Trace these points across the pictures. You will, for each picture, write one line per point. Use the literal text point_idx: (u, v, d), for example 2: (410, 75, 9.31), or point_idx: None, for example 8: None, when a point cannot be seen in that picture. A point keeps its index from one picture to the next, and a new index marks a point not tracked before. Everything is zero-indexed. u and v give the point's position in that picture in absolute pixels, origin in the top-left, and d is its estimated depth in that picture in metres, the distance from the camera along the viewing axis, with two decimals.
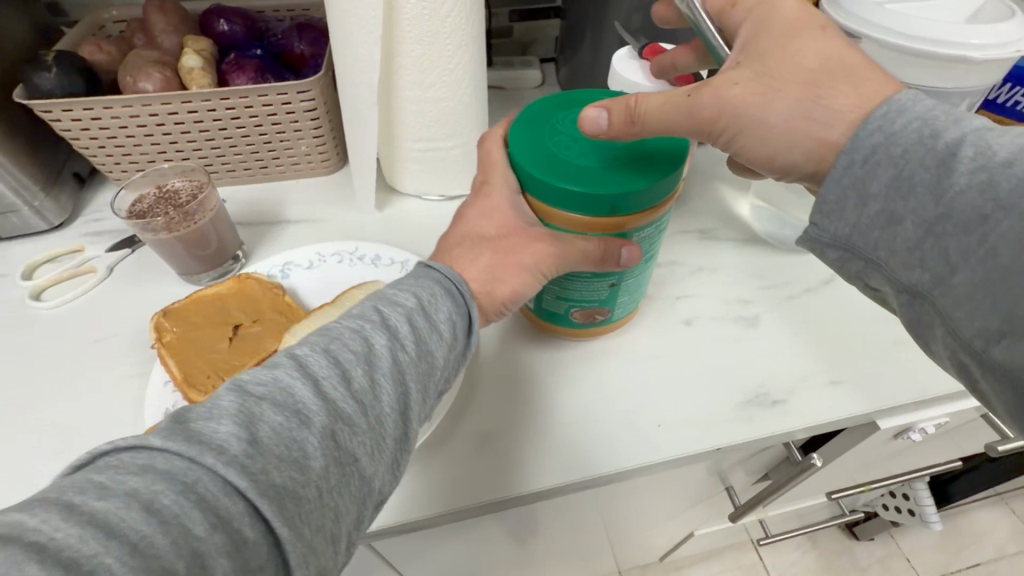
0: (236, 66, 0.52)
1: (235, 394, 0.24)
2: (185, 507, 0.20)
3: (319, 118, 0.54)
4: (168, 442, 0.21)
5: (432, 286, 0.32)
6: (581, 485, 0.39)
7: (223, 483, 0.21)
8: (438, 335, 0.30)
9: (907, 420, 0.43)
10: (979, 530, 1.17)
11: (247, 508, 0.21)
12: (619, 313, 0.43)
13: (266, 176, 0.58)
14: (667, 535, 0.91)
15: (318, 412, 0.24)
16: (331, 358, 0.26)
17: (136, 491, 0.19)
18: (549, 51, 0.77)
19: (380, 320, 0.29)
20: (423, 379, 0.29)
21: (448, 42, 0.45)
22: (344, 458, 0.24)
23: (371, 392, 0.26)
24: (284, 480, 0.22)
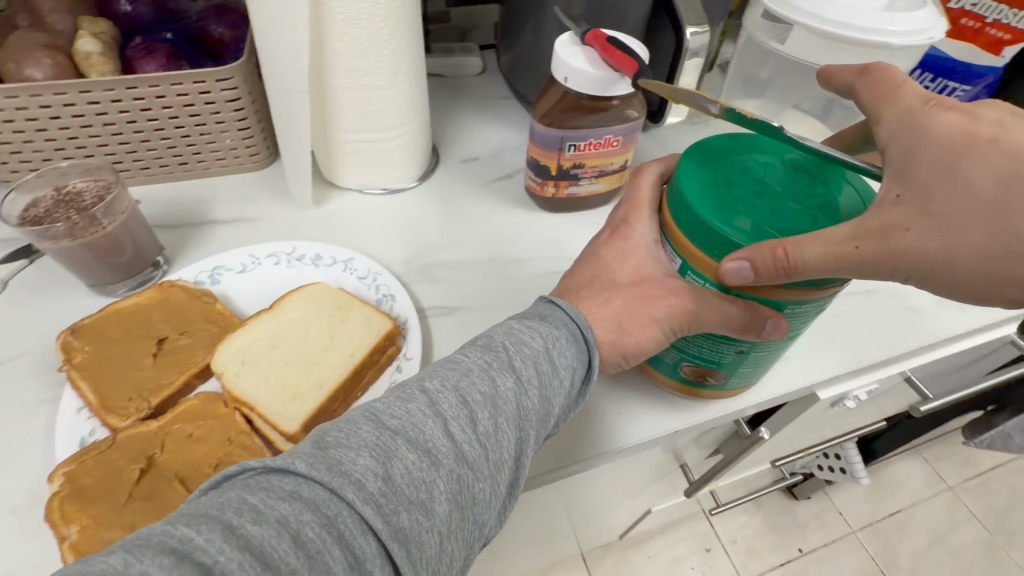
0: (145, 51, 0.47)
1: (374, 424, 0.26)
2: (332, 545, 0.22)
3: (244, 109, 0.49)
4: (316, 470, 0.23)
5: (560, 329, 0.33)
6: (572, 470, 0.40)
7: (360, 521, 0.23)
8: (557, 381, 0.32)
9: (843, 388, 0.46)
10: (899, 480, 1.29)
11: (377, 548, 0.23)
12: (730, 383, 0.40)
13: (188, 173, 0.53)
14: (627, 514, 0.94)
15: (446, 454, 0.26)
16: (460, 398, 0.28)
17: (285, 519, 0.21)
18: (489, 38, 0.75)
19: (505, 361, 0.31)
20: (539, 426, 0.31)
21: (383, 26, 0.42)
22: (466, 502, 0.26)
23: (493, 437, 0.28)
24: (410, 524, 0.24)
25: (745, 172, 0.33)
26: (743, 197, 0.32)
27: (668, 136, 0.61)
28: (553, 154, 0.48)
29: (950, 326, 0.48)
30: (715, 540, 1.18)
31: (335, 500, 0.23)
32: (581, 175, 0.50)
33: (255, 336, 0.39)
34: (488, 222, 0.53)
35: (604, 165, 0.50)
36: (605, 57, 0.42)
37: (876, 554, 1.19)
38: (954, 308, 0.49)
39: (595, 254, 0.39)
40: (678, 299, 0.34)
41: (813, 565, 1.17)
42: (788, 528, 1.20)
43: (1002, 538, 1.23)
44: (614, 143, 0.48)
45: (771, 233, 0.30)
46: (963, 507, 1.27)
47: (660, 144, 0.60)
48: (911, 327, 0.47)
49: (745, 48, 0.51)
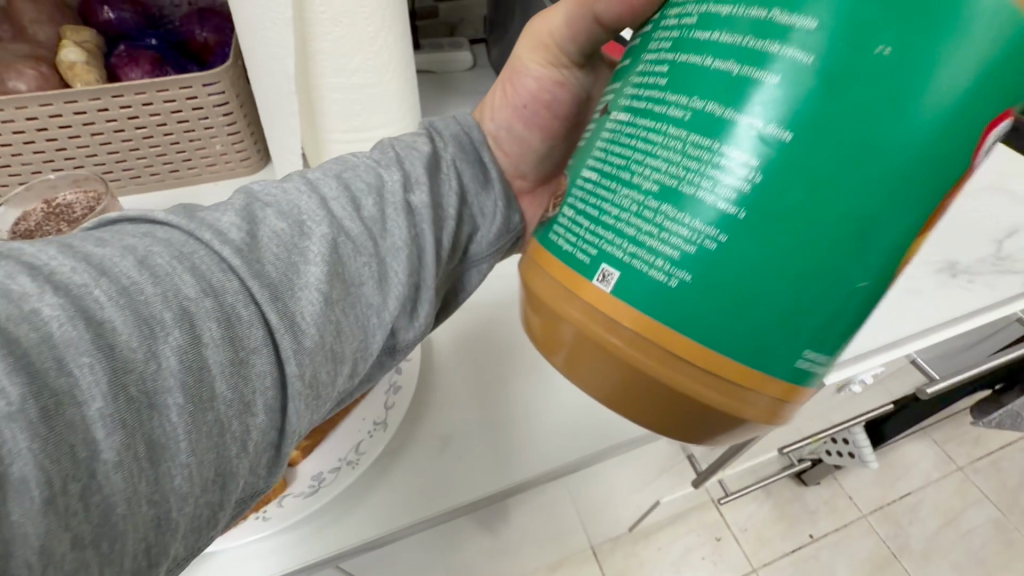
0: (128, 58, 0.47)
1: (247, 200, 0.26)
2: (181, 271, 0.21)
3: (232, 113, 0.49)
4: (177, 219, 0.24)
5: (448, 141, 0.34)
6: (551, 475, 0.39)
7: (217, 259, 0.22)
8: (450, 184, 0.32)
9: (850, 373, 0.45)
10: (909, 463, 1.28)
11: (240, 291, 0.22)
12: (599, 241, 0.21)
13: (178, 180, 0.52)
14: (635, 506, 0.93)
15: (319, 223, 0.26)
16: (342, 184, 0.28)
17: (132, 247, 0.21)
18: (478, 32, 0.74)
19: (394, 160, 0.30)
20: (439, 227, 0.30)
21: (368, 22, 0.41)
22: (345, 272, 0.25)
23: (379, 223, 0.28)
24: (277, 275, 0.23)
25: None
26: None
27: None
28: None
29: (955, 306, 0.47)
30: (726, 529, 1.18)
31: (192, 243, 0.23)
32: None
33: None
34: None
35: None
36: None
37: (888, 538, 1.18)
38: (958, 287, 0.48)
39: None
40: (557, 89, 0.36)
41: (824, 550, 1.17)
42: (798, 515, 1.20)
43: (1015, 518, 1.22)
44: None
45: None
46: (975, 488, 1.26)
47: None
48: (914, 307, 0.47)
49: None
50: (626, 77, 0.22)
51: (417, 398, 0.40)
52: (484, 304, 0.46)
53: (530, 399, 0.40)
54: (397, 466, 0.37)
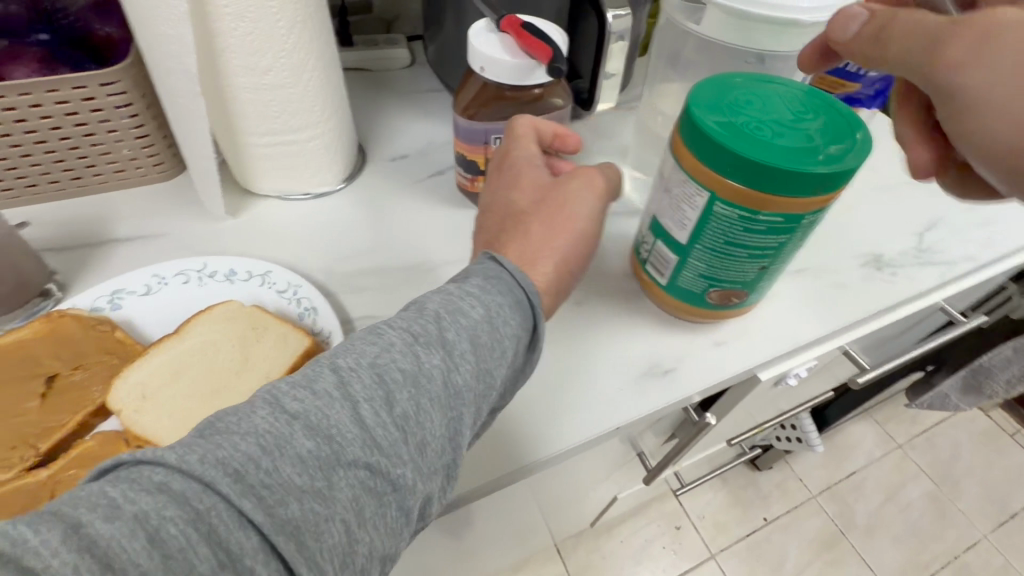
0: (12, 56, 0.43)
1: (269, 410, 0.24)
2: (195, 543, 0.20)
3: (138, 116, 0.45)
4: (170, 459, 0.21)
5: (498, 300, 0.30)
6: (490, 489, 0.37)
7: (233, 511, 0.21)
8: (502, 354, 0.30)
9: (782, 367, 0.46)
10: (853, 443, 1.35)
11: (258, 543, 0.21)
12: (755, 298, 0.41)
13: (83, 189, 0.48)
14: (594, 502, 0.94)
15: (352, 441, 0.24)
16: (375, 376, 0.26)
17: (146, 514, 0.19)
18: (416, 28, 0.72)
19: (434, 338, 0.28)
20: (481, 404, 0.29)
21: (278, 18, 0.39)
22: (383, 490, 0.24)
23: (414, 418, 0.26)
24: (301, 514, 0.22)
25: (750, 99, 0.35)
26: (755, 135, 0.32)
27: (602, 125, 0.61)
28: (479, 148, 0.46)
29: (880, 298, 0.49)
30: (684, 518, 1.21)
31: (199, 505, 0.20)
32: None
33: (163, 366, 0.37)
34: (416, 223, 0.51)
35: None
36: (521, 45, 0.40)
37: (835, 516, 1.24)
38: (884, 281, 0.50)
39: (495, 201, 0.39)
40: (553, 195, 0.37)
41: (777, 532, 1.21)
42: (752, 499, 1.24)
43: (948, 489, 1.30)
44: None
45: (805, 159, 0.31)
46: (912, 463, 1.33)
47: (597, 133, 0.59)
48: (842, 302, 0.48)
49: (664, 31, 0.50)
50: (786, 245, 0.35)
51: None
52: None
53: None
54: None
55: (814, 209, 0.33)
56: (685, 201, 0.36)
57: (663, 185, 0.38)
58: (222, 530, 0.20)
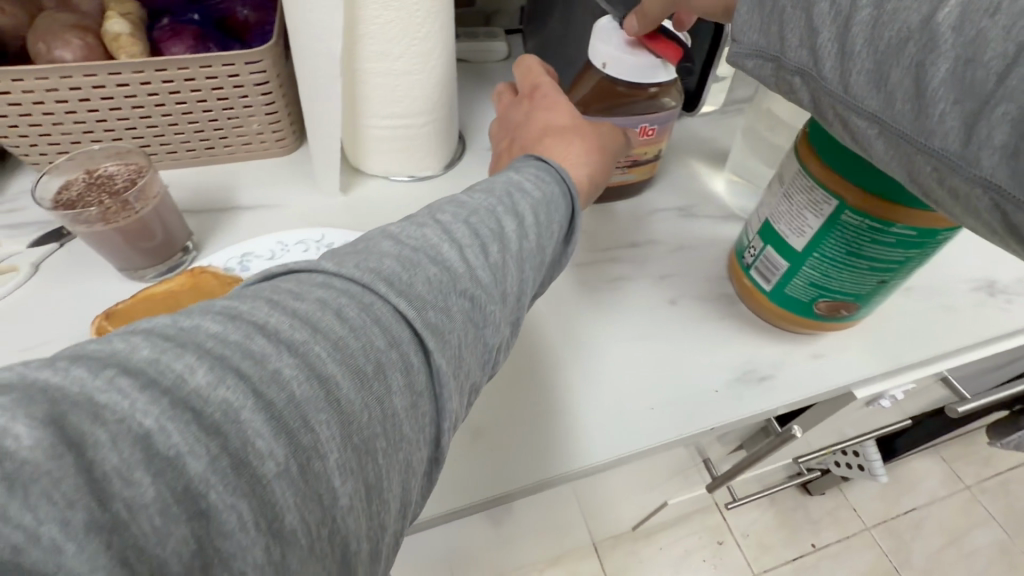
0: (172, 32, 0.47)
1: (394, 242, 0.25)
2: (352, 329, 0.20)
3: (271, 93, 0.49)
4: (343, 269, 0.22)
5: (554, 186, 0.33)
6: (582, 475, 0.38)
7: (393, 310, 0.22)
8: (554, 230, 0.31)
9: (881, 387, 0.45)
10: (915, 479, 1.28)
11: (409, 335, 0.22)
12: (864, 313, 0.40)
13: (213, 157, 0.52)
14: (641, 505, 0.94)
15: (463, 274, 0.25)
16: (471, 230, 0.27)
17: (324, 300, 0.20)
18: (515, 22, 0.73)
19: (510, 207, 0.29)
20: (539, 271, 0.30)
21: (417, 7, 0.41)
22: (479, 319, 0.25)
23: (503, 270, 0.27)
24: (438, 320, 0.23)
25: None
26: None
27: (699, 128, 0.60)
28: None
29: (991, 326, 0.46)
30: (727, 534, 1.18)
31: (363, 300, 0.21)
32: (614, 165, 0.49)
33: None
34: None
35: (638, 155, 0.49)
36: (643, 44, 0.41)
37: (889, 552, 1.18)
38: (996, 308, 0.48)
39: (527, 120, 0.43)
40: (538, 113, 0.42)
41: (825, 561, 1.17)
42: (801, 523, 1.20)
43: (1019, 540, 1.22)
44: (649, 132, 0.47)
45: None
46: (980, 508, 1.26)
47: (693, 136, 0.59)
48: (950, 326, 0.46)
49: None
50: (910, 261, 0.34)
51: None
52: None
53: (568, 395, 0.40)
54: None
55: (951, 226, 0.32)
56: (807, 208, 0.35)
57: (782, 190, 0.38)
58: (384, 320, 0.21)
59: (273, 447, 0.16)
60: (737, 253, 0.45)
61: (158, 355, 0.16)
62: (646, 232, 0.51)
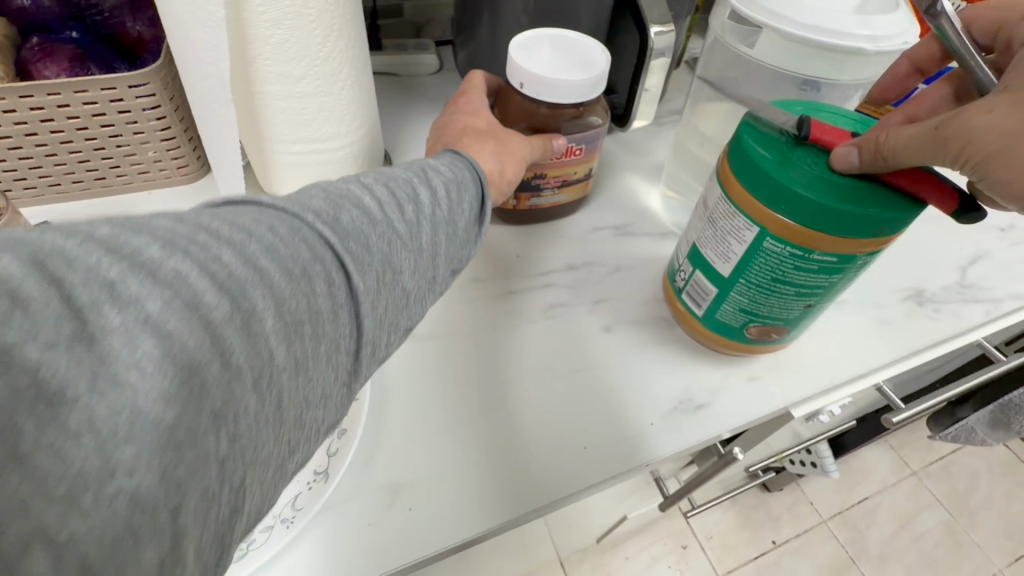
0: (44, 53, 0.42)
1: (315, 191, 0.24)
2: (274, 240, 0.19)
3: (166, 118, 0.44)
4: (268, 201, 0.21)
5: (464, 173, 0.31)
6: (513, 525, 0.35)
7: (316, 236, 0.21)
8: (462, 205, 0.29)
9: (818, 405, 0.44)
10: (868, 468, 1.32)
11: (332, 258, 0.21)
12: (795, 335, 0.39)
13: (105, 189, 0.47)
14: (603, 520, 0.92)
15: (381, 217, 0.24)
16: (388, 189, 0.25)
17: (251, 215, 0.20)
18: (446, 33, 0.70)
19: (421, 174, 0.28)
20: (452, 243, 0.28)
21: (317, 26, 0.37)
22: (395, 268, 0.24)
23: (418, 226, 0.26)
24: (358, 250, 0.22)
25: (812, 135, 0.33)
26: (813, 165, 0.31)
27: (635, 142, 0.59)
28: None
29: (922, 336, 0.47)
30: (692, 537, 1.18)
31: (294, 220, 0.21)
32: (543, 186, 0.46)
33: None
34: None
35: (568, 175, 0.46)
36: None
37: (846, 543, 1.22)
38: (926, 317, 0.48)
39: (449, 119, 0.41)
40: (462, 119, 0.40)
41: (786, 557, 1.19)
42: (762, 522, 1.22)
43: (964, 520, 1.27)
44: (577, 152, 0.44)
45: (866, 198, 0.30)
46: (927, 491, 1.30)
47: (629, 150, 0.58)
48: (882, 339, 0.46)
49: (713, 49, 0.48)
50: (832, 285, 0.33)
51: (369, 440, 0.36)
52: (439, 341, 0.42)
53: (496, 438, 0.37)
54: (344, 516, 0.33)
55: (870, 250, 0.31)
56: (731, 234, 0.34)
57: (707, 215, 0.36)
58: (308, 240, 0.20)
59: (218, 301, 0.16)
60: (669, 275, 0.44)
61: (116, 231, 0.16)
62: (583, 253, 0.49)
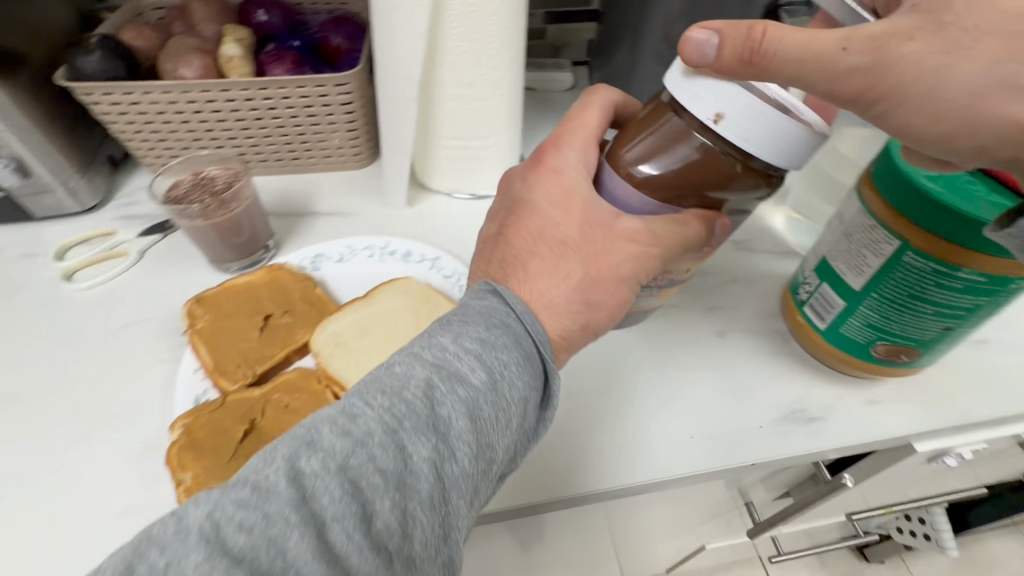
0: (275, 56, 0.53)
1: (311, 452, 0.24)
2: (259, 547, 0.21)
3: (354, 112, 0.53)
4: (270, 470, 0.23)
5: (511, 346, 0.29)
6: (614, 496, 0.38)
7: (302, 535, 0.21)
8: (508, 401, 0.28)
9: (945, 444, 0.42)
10: (993, 560, 1.15)
11: (309, 546, 0.21)
12: (926, 360, 0.38)
13: (297, 167, 0.58)
14: (676, 547, 0.89)
15: (387, 481, 0.24)
16: (401, 417, 0.25)
17: (254, 503, 0.22)
18: (582, 54, 0.76)
19: (449, 370, 0.27)
20: (493, 450, 0.27)
21: (492, 40, 0.44)
22: (411, 529, 0.23)
23: (439, 473, 0.25)
24: (356, 515, 0.22)
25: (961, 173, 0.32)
26: (964, 189, 0.31)
27: None
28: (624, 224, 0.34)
29: None
30: None
31: (271, 483, 0.22)
32: (646, 285, 0.37)
33: (356, 318, 0.43)
34: None
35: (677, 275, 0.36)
36: None
37: None
38: None
39: (535, 208, 0.33)
40: (549, 224, 0.33)
41: None
42: None
43: None
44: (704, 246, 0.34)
45: None
46: None
47: None
48: None
49: None
50: (977, 307, 0.33)
51: None
52: None
53: (605, 416, 0.40)
54: None
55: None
56: (867, 247, 0.35)
57: (841, 229, 0.37)
58: (287, 523, 0.21)
59: None
60: (791, 289, 0.45)
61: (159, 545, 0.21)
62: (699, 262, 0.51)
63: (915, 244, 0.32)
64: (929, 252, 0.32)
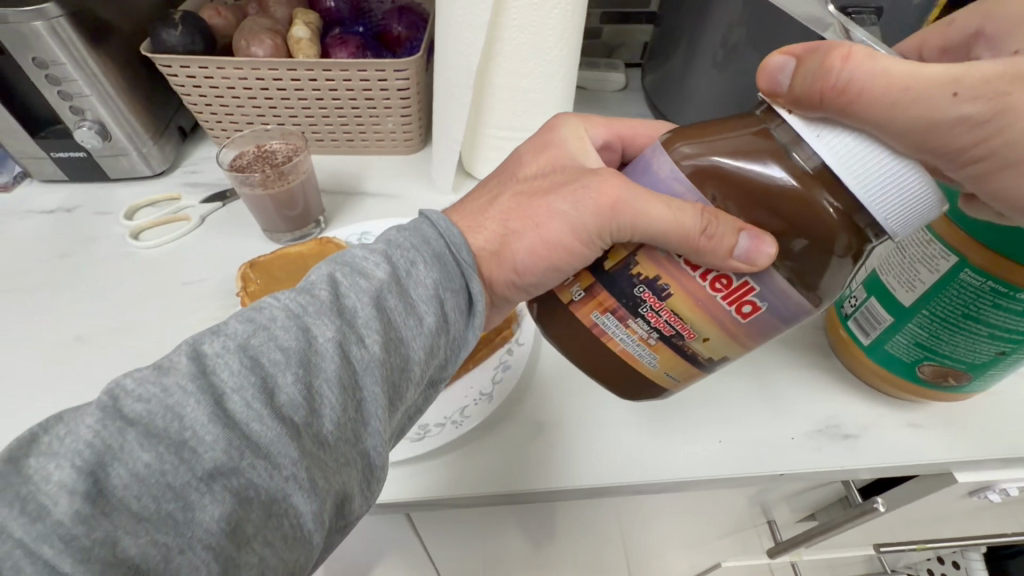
0: (340, 40, 0.55)
1: (213, 343, 0.24)
2: (147, 433, 0.21)
3: (409, 98, 0.55)
4: (173, 356, 0.23)
5: (425, 249, 0.29)
6: (634, 489, 0.38)
7: (197, 419, 0.22)
8: (416, 305, 0.27)
9: (991, 477, 0.40)
10: None
11: (201, 432, 0.21)
12: (976, 386, 0.37)
13: (351, 148, 0.60)
14: (688, 563, 0.87)
15: (287, 367, 0.24)
16: (301, 310, 0.25)
17: (156, 401, 0.21)
18: (635, 57, 0.76)
19: (356, 268, 0.27)
20: (402, 344, 0.27)
21: (551, 33, 0.45)
22: (310, 415, 0.23)
23: (341, 363, 0.25)
24: (247, 407, 0.22)
25: None
26: None
27: None
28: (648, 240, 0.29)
29: None
30: None
31: (165, 370, 0.22)
32: (642, 310, 0.29)
33: None
34: None
35: (684, 333, 0.29)
36: None
37: None
38: None
39: (512, 163, 0.36)
40: (514, 178, 0.34)
41: None
42: None
43: None
44: (743, 305, 0.27)
45: None
46: None
47: None
48: None
49: None
50: None
51: (521, 382, 0.42)
52: None
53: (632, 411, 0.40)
54: (490, 437, 0.39)
55: None
56: (921, 261, 0.34)
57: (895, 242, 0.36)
58: (181, 415, 0.21)
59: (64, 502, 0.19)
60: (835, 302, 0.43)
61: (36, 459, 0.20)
62: None
63: (981, 263, 0.31)
64: (996, 273, 0.30)
